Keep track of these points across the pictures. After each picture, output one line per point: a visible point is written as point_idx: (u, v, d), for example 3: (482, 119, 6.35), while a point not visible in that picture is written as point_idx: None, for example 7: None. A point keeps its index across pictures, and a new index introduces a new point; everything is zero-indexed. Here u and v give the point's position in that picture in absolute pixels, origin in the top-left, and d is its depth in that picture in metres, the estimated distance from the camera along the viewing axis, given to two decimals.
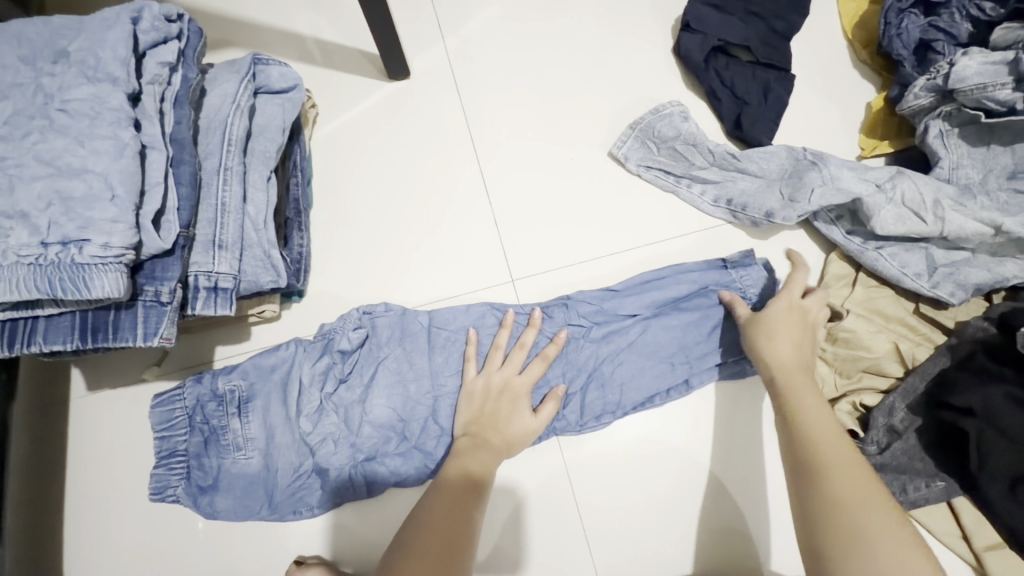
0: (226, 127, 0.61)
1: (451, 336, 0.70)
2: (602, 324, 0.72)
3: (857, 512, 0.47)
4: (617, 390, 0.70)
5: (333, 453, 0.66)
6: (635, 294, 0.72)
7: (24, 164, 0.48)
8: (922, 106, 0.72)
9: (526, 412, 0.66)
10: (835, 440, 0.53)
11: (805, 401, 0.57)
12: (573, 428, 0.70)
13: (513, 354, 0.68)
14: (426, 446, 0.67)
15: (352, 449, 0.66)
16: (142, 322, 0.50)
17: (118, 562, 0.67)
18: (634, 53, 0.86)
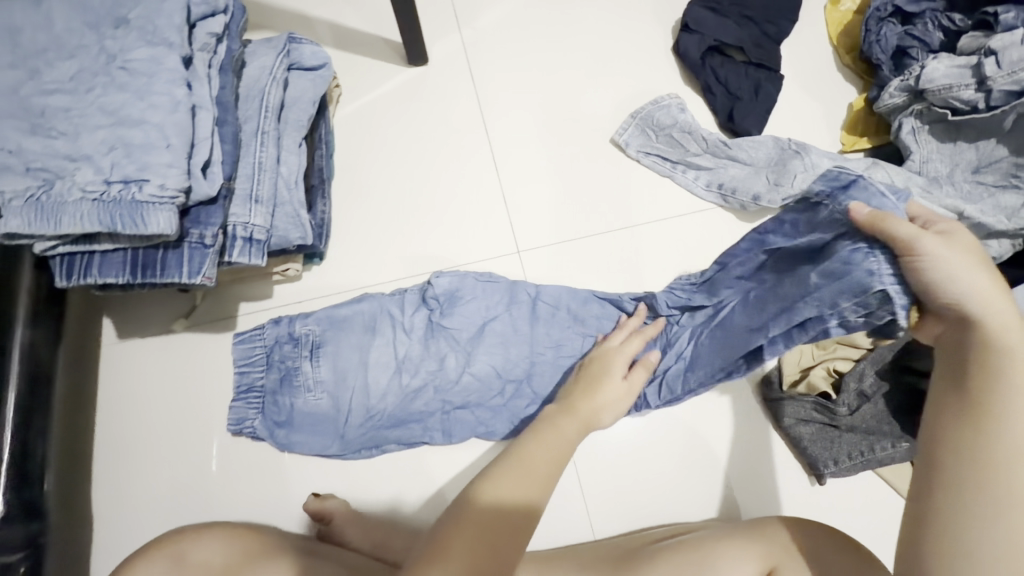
0: (264, 95, 0.67)
1: (524, 305, 0.76)
2: (697, 311, 0.73)
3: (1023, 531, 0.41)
4: (701, 376, 0.71)
5: (425, 402, 0.72)
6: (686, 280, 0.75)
7: (88, 114, 0.53)
8: (896, 104, 0.79)
9: (619, 378, 0.67)
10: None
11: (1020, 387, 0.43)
12: (653, 405, 0.74)
13: (622, 335, 0.71)
14: (518, 404, 0.73)
15: (443, 400, 0.73)
16: (188, 260, 0.56)
17: (143, 499, 0.71)
18: (637, 51, 0.93)
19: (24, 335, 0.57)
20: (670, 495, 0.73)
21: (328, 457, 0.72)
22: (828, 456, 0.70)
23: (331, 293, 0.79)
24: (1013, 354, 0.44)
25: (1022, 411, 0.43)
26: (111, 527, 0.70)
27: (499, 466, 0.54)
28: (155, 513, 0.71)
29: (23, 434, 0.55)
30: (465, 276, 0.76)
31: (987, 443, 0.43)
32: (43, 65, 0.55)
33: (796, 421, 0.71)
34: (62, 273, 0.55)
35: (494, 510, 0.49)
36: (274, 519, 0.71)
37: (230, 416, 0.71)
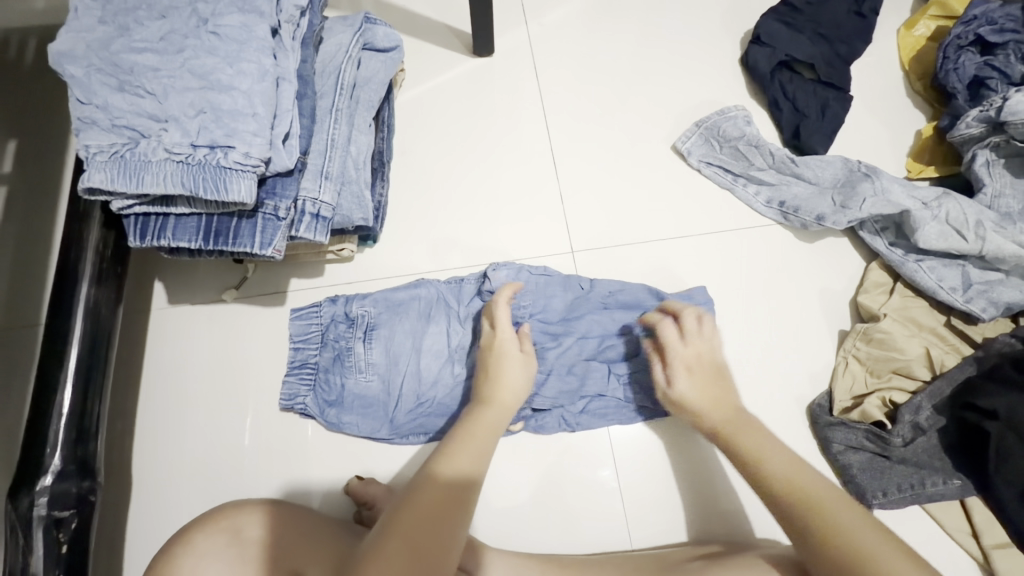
0: (340, 72, 0.67)
1: (569, 296, 0.76)
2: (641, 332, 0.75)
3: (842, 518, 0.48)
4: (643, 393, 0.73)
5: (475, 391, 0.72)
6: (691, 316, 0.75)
7: (178, 76, 0.53)
8: (972, 134, 0.77)
9: (515, 358, 0.64)
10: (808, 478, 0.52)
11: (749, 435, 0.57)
12: (629, 416, 0.73)
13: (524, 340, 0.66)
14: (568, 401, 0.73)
15: None
16: (261, 231, 0.56)
17: (182, 466, 0.71)
18: (704, 60, 0.91)
19: (88, 292, 0.57)
20: (711, 512, 0.71)
21: (378, 438, 0.71)
22: (877, 486, 0.68)
23: (380, 277, 0.78)
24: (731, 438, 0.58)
25: (797, 477, 0.52)
26: (149, 492, 0.70)
27: (447, 444, 0.55)
28: (193, 482, 0.70)
29: (85, 387, 0.56)
30: (524, 268, 0.76)
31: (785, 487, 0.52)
32: (134, 24, 0.55)
33: (845, 449, 0.71)
34: (136, 232, 0.56)
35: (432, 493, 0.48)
36: (307, 497, 0.70)
37: (282, 392, 0.72)
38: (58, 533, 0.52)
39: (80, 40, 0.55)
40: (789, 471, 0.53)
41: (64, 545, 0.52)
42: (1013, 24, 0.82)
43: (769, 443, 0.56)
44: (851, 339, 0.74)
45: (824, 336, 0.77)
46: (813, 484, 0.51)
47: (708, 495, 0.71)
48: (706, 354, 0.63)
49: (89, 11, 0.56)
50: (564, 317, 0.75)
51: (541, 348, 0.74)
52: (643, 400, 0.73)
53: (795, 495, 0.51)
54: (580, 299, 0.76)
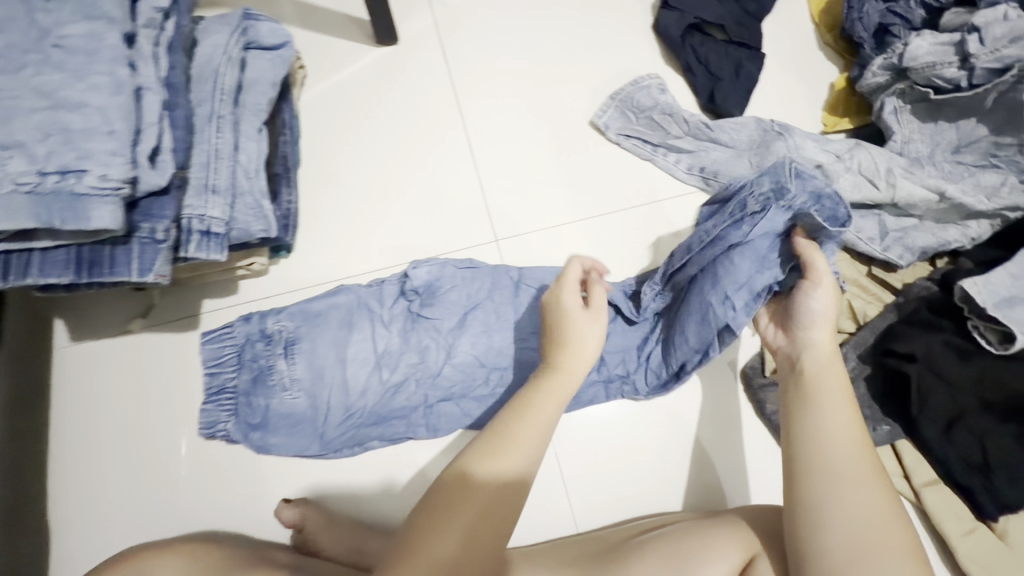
0: (218, 77, 0.63)
1: (512, 288, 0.74)
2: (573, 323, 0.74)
3: (847, 495, 0.49)
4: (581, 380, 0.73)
5: (412, 394, 0.70)
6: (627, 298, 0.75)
7: (20, 96, 0.48)
8: (879, 83, 0.78)
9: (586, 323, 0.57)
10: (845, 450, 0.52)
11: (819, 401, 0.55)
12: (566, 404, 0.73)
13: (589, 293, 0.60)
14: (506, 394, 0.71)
15: (428, 392, 0.71)
16: (138, 257, 0.52)
17: (106, 509, 0.67)
18: (616, 29, 0.89)
19: None
20: (655, 484, 0.71)
21: (316, 455, 0.69)
22: None
23: (299, 288, 0.75)
24: (805, 391, 0.56)
25: (839, 453, 0.52)
26: (71, 541, 0.66)
27: (500, 433, 0.50)
28: (120, 527, 0.67)
29: None
30: (445, 266, 0.74)
31: (818, 451, 0.52)
32: None
33: (778, 409, 0.71)
34: None
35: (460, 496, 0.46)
36: (243, 523, 0.68)
37: (200, 420, 0.69)
38: None
39: None
40: (833, 444, 0.52)
41: None
42: None
43: (836, 413, 0.54)
44: None
45: None
46: (842, 464, 0.51)
47: (651, 468, 0.72)
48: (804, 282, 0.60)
49: None
50: (515, 310, 0.74)
51: (494, 344, 0.73)
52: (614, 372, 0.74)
53: (820, 458, 0.52)
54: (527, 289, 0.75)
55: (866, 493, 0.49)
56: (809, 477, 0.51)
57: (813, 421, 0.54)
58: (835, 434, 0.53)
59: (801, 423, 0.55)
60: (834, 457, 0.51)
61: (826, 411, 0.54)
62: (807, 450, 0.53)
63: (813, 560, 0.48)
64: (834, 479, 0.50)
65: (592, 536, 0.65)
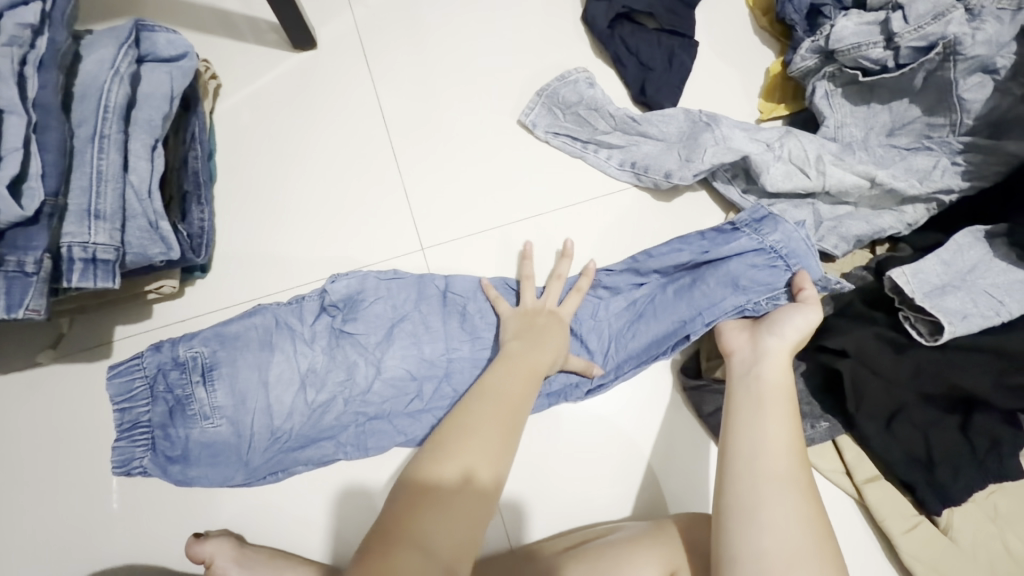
0: (103, 94, 0.59)
1: (438, 298, 0.71)
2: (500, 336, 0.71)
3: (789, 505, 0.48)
4: None
5: (340, 414, 0.67)
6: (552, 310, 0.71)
7: None
8: (809, 67, 0.75)
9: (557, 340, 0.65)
10: (790, 460, 0.51)
11: (770, 412, 0.54)
12: None
13: (551, 286, 0.70)
14: (438, 409, 0.69)
15: (357, 411, 0.68)
16: (5, 293, 0.49)
17: (16, 554, 0.64)
18: (543, 22, 0.86)
19: None
20: (591, 493, 0.69)
21: (242, 484, 0.66)
22: None
23: (216, 309, 0.72)
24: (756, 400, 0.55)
25: (785, 462, 0.50)
26: None
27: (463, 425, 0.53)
28: (34, 571, 0.64)
29: None
30: (365, 278, 0.71)
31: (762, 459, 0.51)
32: None
33: (715, 410, 0.69)
34: None
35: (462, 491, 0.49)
36: (163, 557, 0.65)
37: (112, 458, 0.64)
38: None
39: None
40: (778, 454, 0.51)
41: None
42: None
43: (786, 427, 0.53)
44: None
45: None
46: (785, 473, 0.50)
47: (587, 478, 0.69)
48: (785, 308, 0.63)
49: None
50: (439, 322, 0.71)
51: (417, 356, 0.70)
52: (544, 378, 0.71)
53: (763, 464, 0.50)
54: (451, 299, 0.72)
55: (808, 506, 0.48)
56: (745, 482, 0.50)
57: (763, 431, 0.53)
58: (777, 444, 0.52)
59: (750, 430, 0.53)
60: (777, 466, 0.50)
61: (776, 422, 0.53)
62: (746, 457, 0.51)
63: (743, 564, 0.46)
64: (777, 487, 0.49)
65: (526, 548, 0.64)
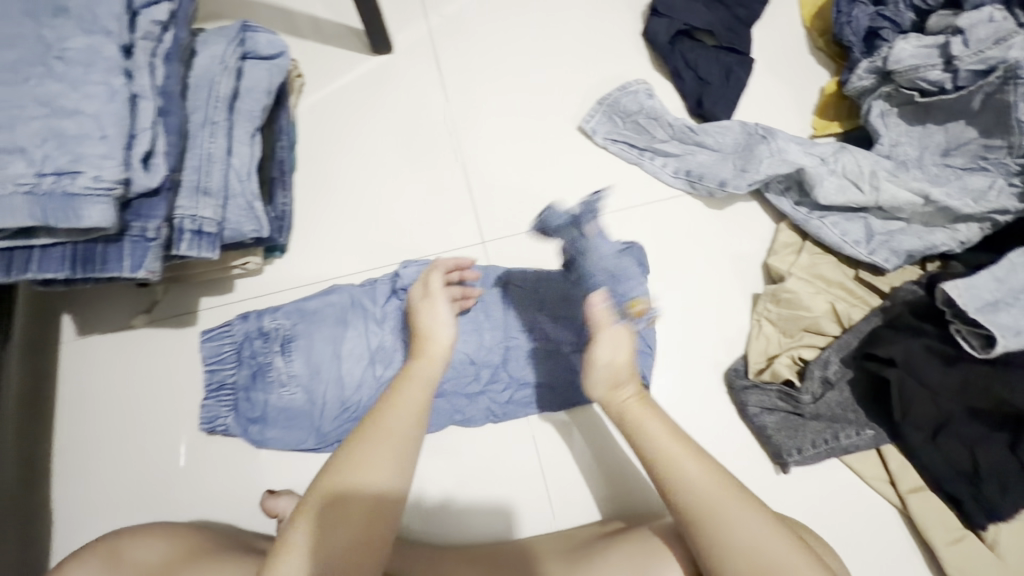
0: (214, 85, 0.66)
1: (498, 290, 0.75)
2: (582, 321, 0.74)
3: (734, 535, 0.48)
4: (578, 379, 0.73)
5: None
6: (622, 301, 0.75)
7: (23, 105, 0.52)
8: (865, 86, 0.78)
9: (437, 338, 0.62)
10: (701, 484, 0.51)
11: (655, 439, 0.55)
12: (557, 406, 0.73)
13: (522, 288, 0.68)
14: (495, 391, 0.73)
15: None
16: (129, 254, 0.55)
17: (104, 496, 0.71)
18: (606, 36, 0.91)
19: None
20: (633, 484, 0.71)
21: (311, 449, 0.71)
22: (792, 444, 0.68)
23: (291, 287, 0.78)
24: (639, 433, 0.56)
25: (687, 483, 0.52)
26: (70, 526, 0.70)
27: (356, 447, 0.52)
28: (116, 512, 0.70)
29: None
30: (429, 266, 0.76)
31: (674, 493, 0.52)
32: None
33: (760, 411, 0.70)
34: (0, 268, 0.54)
35: (367, 500, 0.49)
36: (231, 512, 0.70)
37: (201, 416, 0.71)
38: None
39: None
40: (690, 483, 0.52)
41: None
42: None
43: (663, 448, 0.54)
44: (762, 301, 0.74)
45: (738, 302, 0.77)
46: (698, 494, 0.51)
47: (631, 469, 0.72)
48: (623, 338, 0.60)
49: None
50: (498, 313, 0.75)
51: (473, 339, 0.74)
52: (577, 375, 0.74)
53: (674, 496, 0.52)
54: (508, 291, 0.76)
55: (742, 520, 0.49)
56: (687, 497, 0.51)
57: (660, 463, 0.54)
58: (673, 474, 0.53)
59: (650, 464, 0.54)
60: (685, 487, 0.51)
61: (658, 445, 0.54)
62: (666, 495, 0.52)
63: None
64: (705, 517, 0.50)
65: (520, 544, 0.65)
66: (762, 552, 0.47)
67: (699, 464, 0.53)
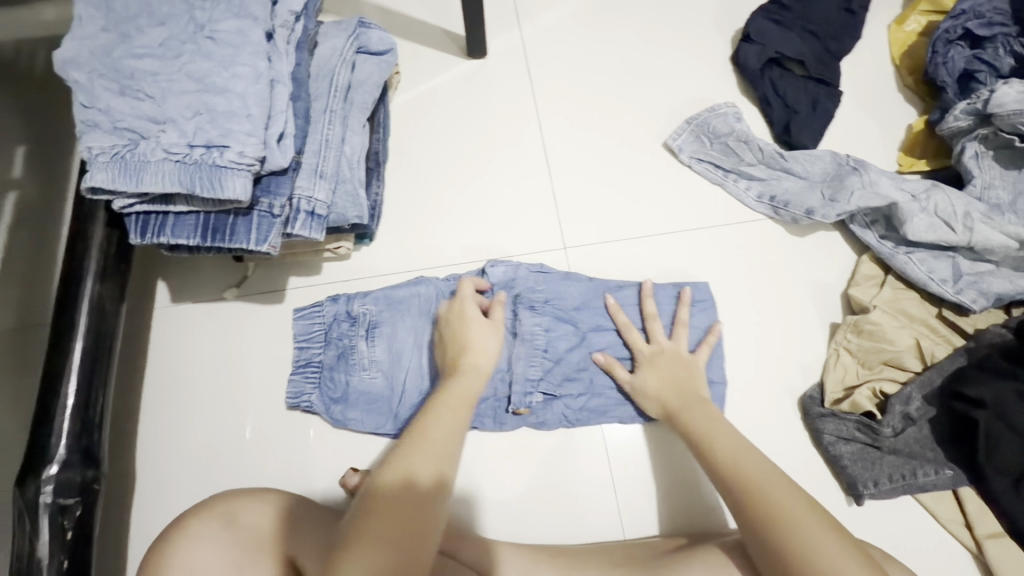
0: (334, 75, 0.69)
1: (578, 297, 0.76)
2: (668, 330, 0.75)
3: (797, 511, 0.51)
4: None
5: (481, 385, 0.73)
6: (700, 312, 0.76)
7: (176, 80, 0.55)
8: (960, 127, 0.78)
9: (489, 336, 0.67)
10: (771, 477, 0.55)
11: (715, 433, 0.61)
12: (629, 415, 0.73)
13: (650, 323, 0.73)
14: (570, 395, 0.74)
15: (497, 385, 0.73)
16: (256, 228, 0.58)
17: (183, 458, 0.73)
18: (694, 58, 0.93)
19: (93, 289, 0.59)
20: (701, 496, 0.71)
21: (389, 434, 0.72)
22: (868, 476, 0.68)
23: (376, 274, 0.80)
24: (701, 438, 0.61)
25: (744, 468, 0.56)
26: (151, 484, 0.72)
27: (406, 442, 0.54)
28: (193, 475, 0.72)
29: (89, 383, 0.57)
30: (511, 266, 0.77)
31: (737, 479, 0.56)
32: (136, 32, 0.58)
33: (836, 440, 0.70)
34: (137, 230, 0.57)
35: (415, 490, 0.49)
36: (305, 487, 0.72)
37: (288, 390, 0.74)
38: (63, 519, 0.53)
39: (83, 47, 0.57)
40: (750, 467, 0.56)
41: (68, 532, 0.53)
42: (1001, 17, 0.82)
43: (725, 436, 0.60)
44: (842, 331, 0.74)
45: (815, 329, 0.77)
46: (755, 475, 0.55)
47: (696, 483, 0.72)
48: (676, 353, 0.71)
49: (92, 19, 0.59)
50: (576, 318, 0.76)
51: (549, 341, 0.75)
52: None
53: (736, 479, 0.56)
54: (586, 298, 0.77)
55: (792, 495, 0.53)
56: (743, 486, 0.55)
57: (725, 453, 0.58)
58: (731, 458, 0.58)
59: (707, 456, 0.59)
60: (745, 472, 0.56)
61: (716, 436, 0.60)
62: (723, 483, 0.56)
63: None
64: (763, 500, 0.53)
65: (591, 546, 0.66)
66: (810, 533, 0.49)
67: (751, 456, 0.57)
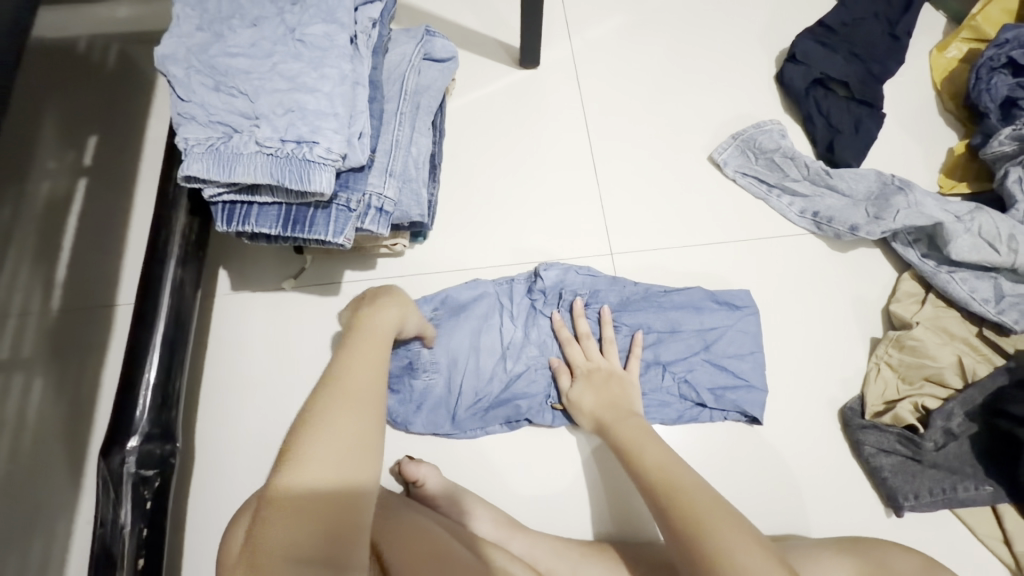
0: (404, 79, 0.72)
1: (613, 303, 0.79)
2: (709, 336, 0.77)
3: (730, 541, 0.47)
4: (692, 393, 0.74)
5: (532, 383, 0.75)
6: (740, 320, 0.78)
7: (268, 79, 0.59)
8: (1005, 152, 0.80)
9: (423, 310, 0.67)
10: (699, 495, 0.52)
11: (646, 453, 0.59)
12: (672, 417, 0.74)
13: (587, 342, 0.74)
14: None
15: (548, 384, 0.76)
16: (333, 221, 0.61)
17: (236, 440, 0.76)
18: (739, 75, 0.95)
19: (175, 272, 0.63)
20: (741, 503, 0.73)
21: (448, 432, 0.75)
22: (908, 488, 0.69)
23: (428, 271, 0.83)
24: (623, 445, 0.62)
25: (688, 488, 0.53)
26: (204, 463, 0.75)
27: (313, 402, 0.45)
28: (247, 457, 0.75)
29: (169, 361, 0.60)
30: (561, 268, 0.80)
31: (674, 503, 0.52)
32: (230, 32, 0.62)
33: (877, 451, 0.71)
34: (223, 218, 0.61)
35: (316, 466, 0.40)
36: None
37: None
38: (143, 490, 0.56)
39: (181, 45, 0.61)
40: (679, 482, 0.54)
41: (147, 501, 0.56)
42: None
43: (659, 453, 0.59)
44: (883, 345, 0.76)
45: (856, 343, 0.79)
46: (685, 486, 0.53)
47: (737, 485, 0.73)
48: (613, 374, 0.71)
49: (189, 19, 0.63)
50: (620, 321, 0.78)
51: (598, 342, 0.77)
52: (690, 395, 0.75)
53: (671, 501, 0.52)
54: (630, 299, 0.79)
55: (717, 509, 0.50)
56: (663, 491, 0.54)
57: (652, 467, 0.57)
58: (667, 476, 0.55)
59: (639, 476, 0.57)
60: (688, 497, 0.52)
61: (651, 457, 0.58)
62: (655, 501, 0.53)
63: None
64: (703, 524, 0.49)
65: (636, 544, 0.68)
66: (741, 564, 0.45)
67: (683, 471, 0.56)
